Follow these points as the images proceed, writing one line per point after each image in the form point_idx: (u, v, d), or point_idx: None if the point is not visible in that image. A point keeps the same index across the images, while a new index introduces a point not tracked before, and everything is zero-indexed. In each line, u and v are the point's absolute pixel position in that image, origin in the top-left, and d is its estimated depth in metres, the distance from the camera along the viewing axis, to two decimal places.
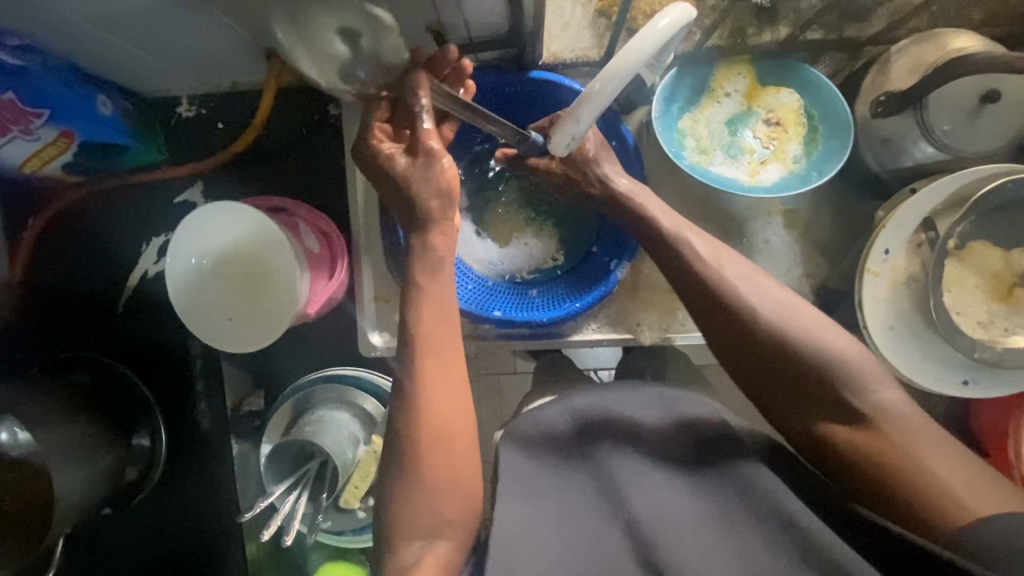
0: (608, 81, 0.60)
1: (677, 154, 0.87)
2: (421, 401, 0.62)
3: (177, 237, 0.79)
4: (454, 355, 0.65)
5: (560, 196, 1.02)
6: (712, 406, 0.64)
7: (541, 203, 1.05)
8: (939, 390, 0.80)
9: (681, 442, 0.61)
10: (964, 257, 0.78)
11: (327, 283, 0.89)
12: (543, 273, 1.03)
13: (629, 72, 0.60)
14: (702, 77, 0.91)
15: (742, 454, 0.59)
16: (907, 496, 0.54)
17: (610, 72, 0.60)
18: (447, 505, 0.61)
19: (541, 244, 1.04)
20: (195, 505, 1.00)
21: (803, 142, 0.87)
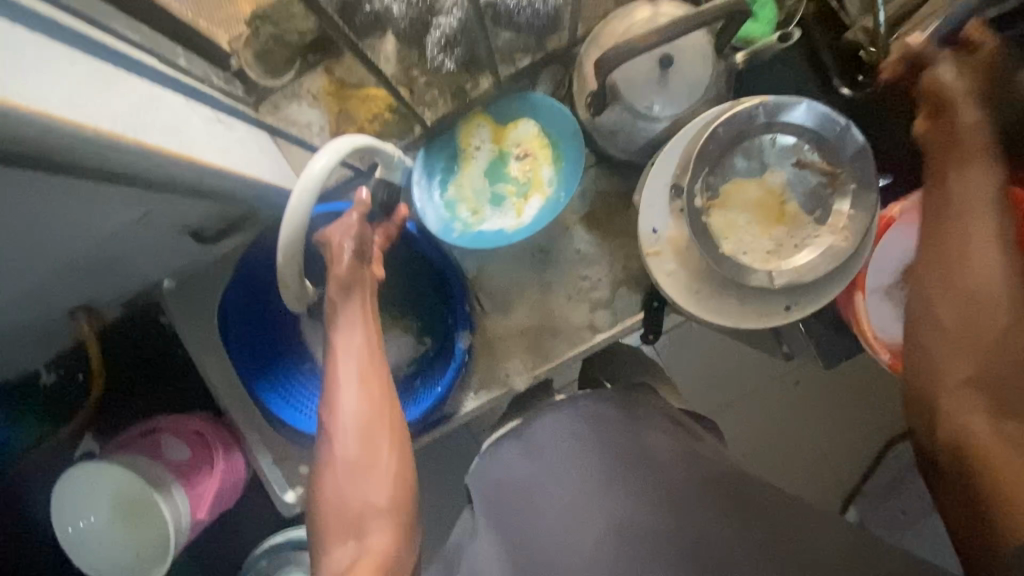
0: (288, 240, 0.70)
1: (452, 225, 0.92)
2: (339, 406, 0.80)
3: (55, 511, 0.86)
4: (372, 360, 0.83)
5: (400, 290, 1.08)
6: (602, 399, 0.83)
7: (386, 303, 1.09)
8: (768, 325, 0.82)
9: (592, 445, 0.78)
10: (724, 202, 0.81)
11: (211, 476, 0.95)
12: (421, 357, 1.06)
13: (301, 211, 0.69)
14: (449, 143, 0.96)
15: (638, 435, 0.78)
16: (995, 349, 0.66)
17: (288, 218, 0.69)
18: (372, 495, 0.75)
19: (406, 338, 1.08)
20: None
21: (553, 162, 0.91)
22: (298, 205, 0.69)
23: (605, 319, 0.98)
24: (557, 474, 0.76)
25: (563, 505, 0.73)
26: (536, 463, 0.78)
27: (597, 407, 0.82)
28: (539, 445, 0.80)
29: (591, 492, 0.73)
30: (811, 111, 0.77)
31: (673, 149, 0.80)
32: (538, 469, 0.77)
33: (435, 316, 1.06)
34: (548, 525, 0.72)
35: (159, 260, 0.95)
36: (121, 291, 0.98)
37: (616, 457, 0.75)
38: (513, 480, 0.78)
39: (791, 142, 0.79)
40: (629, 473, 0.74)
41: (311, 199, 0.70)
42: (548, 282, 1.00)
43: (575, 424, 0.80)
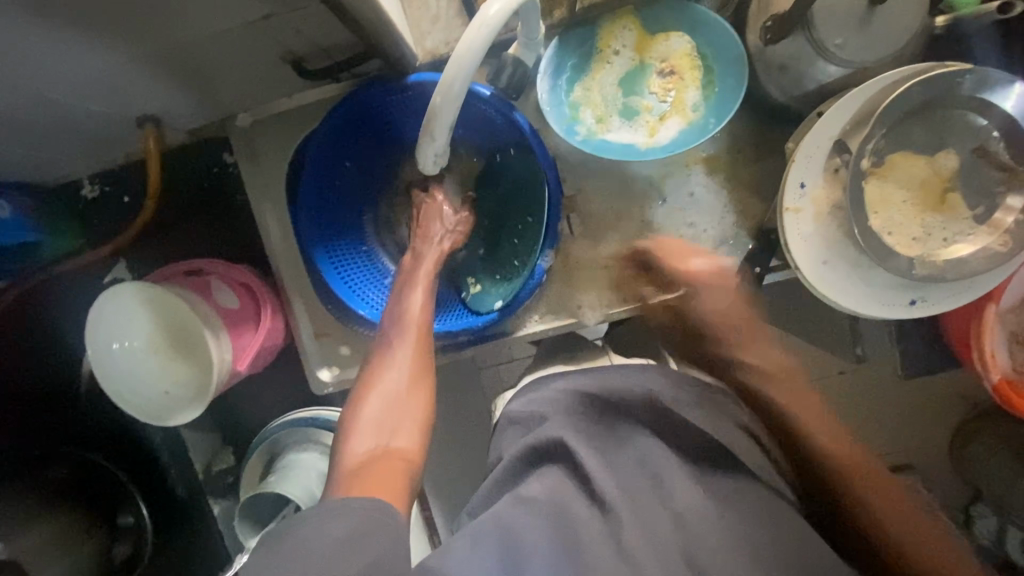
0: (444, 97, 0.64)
1: (574, 129, 0.83)
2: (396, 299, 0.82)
3: (93, 327, 0.80)
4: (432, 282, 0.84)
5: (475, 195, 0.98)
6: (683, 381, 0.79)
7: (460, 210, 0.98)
8: (884, 316, 0.77)
9: (679, 422, 0.72)
10: (886, 173, 0.73)
11: (255, 333, 0.89)
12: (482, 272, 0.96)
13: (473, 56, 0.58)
14: (587, 40, 0.85)
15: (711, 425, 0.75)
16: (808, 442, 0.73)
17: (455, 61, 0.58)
18: (394, 378, 0.72)
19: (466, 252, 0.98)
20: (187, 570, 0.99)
21: (701, 86, 0.82)
22: (471, 48, 0.58)
23: (698, 274, 0.92)
24: (630, 423, 0.72)
25: (626, 473, 0.66)
26: (605, 410, 0.75)
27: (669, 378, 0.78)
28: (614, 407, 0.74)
29: (662, 458, 0.67)
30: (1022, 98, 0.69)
31: (855, 98, 0.72)
32: (607, 414, 0.74)
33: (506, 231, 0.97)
34: (624, 466, 0.67)
35: (245, 86, 0.86)
36: (193, 113, 0.89)
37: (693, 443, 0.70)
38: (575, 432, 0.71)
39: (981, 124, 0.71)
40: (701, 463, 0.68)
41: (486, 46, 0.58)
42: (650, 219, 0.92)
43: (661, 386, 0.76)
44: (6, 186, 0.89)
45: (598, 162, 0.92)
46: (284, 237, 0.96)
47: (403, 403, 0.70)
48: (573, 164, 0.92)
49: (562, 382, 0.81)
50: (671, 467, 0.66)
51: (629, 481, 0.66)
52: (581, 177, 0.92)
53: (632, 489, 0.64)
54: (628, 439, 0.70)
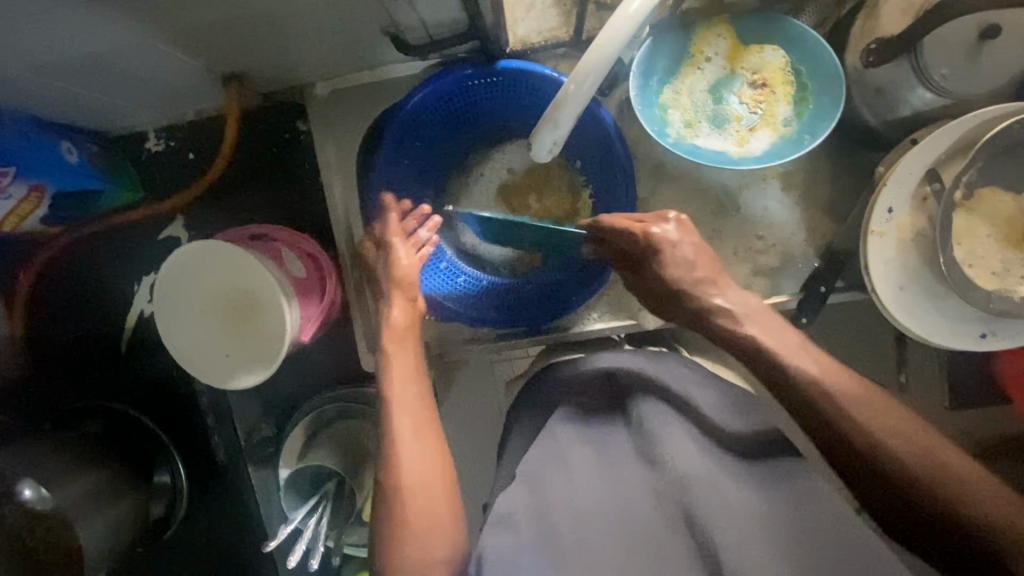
0: (577, 84, 0.63)
1: (663, 131, 0.83)
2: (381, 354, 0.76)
3: (163, 281, 0.79)
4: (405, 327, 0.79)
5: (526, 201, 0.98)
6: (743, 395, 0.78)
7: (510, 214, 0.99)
8: (953, 346, 0.78)
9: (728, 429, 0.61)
10: (973, 206, 0.74)
11: (319, 306, 0.88)
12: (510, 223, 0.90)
13: (615, 46, 0.59)
14: (681, 44, 0.86)
15: None
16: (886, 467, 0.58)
17: (596, 48, 0.60)
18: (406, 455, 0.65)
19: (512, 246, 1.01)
20: (218, 535, 0.99)
21: (792, 102, 0.82)
22: (616, 36, 0.59)
23: (762, 288, 0.92)
24: (664, 419, 0.60)
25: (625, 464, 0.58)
26: (636, 390, 0.64)
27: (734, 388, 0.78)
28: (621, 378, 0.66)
29: (677, 439, 0.58)
30: None
31: (954, 130, 0.72)
32: (634, 393, 0.64)
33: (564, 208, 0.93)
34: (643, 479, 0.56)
35: (336, 54, 0.85)
36: (277, 76, 0.88)
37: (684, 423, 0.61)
38: (564, 435, 0.62)
39: None
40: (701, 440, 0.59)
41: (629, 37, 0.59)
42: (721, 229, 0.92)
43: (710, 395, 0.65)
44: (75, 130, 0.88)
45: (676, 166, 0.92)
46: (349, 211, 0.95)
47: (432, 530, 0.61)
48: (650, 166, 0.93)
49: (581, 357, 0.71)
50: (713, 479, 0.54)
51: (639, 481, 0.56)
52: (656, 180, 0.92)
53: (653, 512, 0.54)
54: (661, 437, 0.58)
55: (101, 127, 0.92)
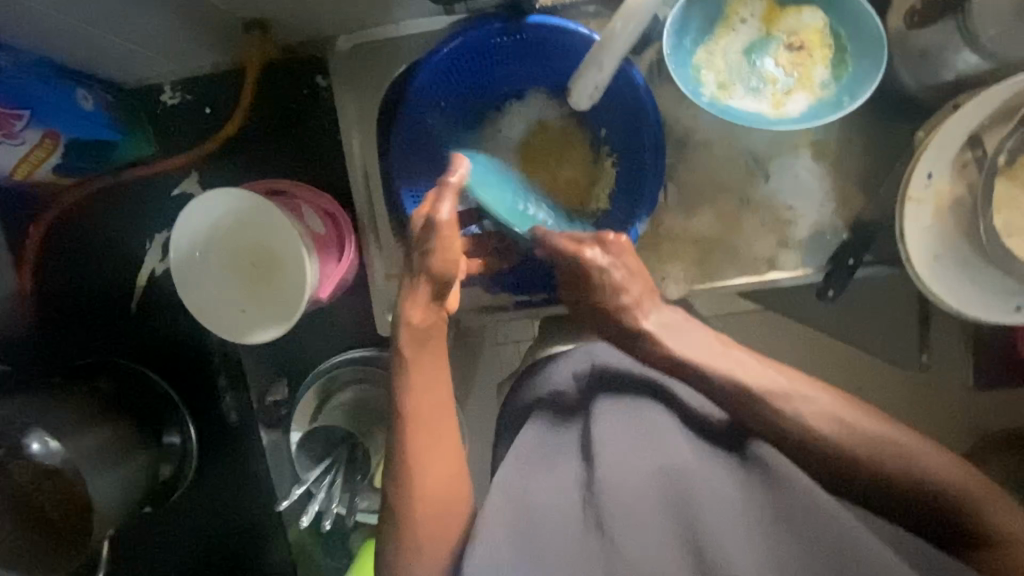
0: (624, 23, 0.70)
1: (695, 91, 0.81)
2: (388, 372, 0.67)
3: (176, 233, 0.76)
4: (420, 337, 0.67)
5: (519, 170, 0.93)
6: None
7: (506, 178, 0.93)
8: (987, 319, 0.76)
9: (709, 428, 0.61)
10: (1016, 174, 0.72)
11: (337, 264, 0.86)
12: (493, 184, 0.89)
13: None
14: (716, 4, 0.83)
15: None
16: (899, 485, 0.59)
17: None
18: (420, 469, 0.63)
19: None
20: (226, 500, 0.97)
21: (830, 65, 0.80)
22: None
23: (789, 260, 0.90)
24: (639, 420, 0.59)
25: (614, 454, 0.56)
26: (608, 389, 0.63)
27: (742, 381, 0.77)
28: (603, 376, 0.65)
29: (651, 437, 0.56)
30: None
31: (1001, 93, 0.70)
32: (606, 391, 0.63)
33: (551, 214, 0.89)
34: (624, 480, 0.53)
35: (361, 5, 0.82)
36: (300, 28, 0.85)
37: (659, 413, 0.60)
38: (537, 444, 0.61)
39: None
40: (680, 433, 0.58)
41: None
42: (748, 198, 0.90)
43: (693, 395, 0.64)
44: (91, 77, 0.85)
45: (706, 131, 0.90)
46: (369, 170, 0.92)
47: (440, 518, 0.62)
48: (678, 132, 0.90)
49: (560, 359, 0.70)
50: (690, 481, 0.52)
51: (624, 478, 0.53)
52: (684, 145, 0.90)
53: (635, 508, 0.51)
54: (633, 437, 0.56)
55: (115, 77, 0.89)
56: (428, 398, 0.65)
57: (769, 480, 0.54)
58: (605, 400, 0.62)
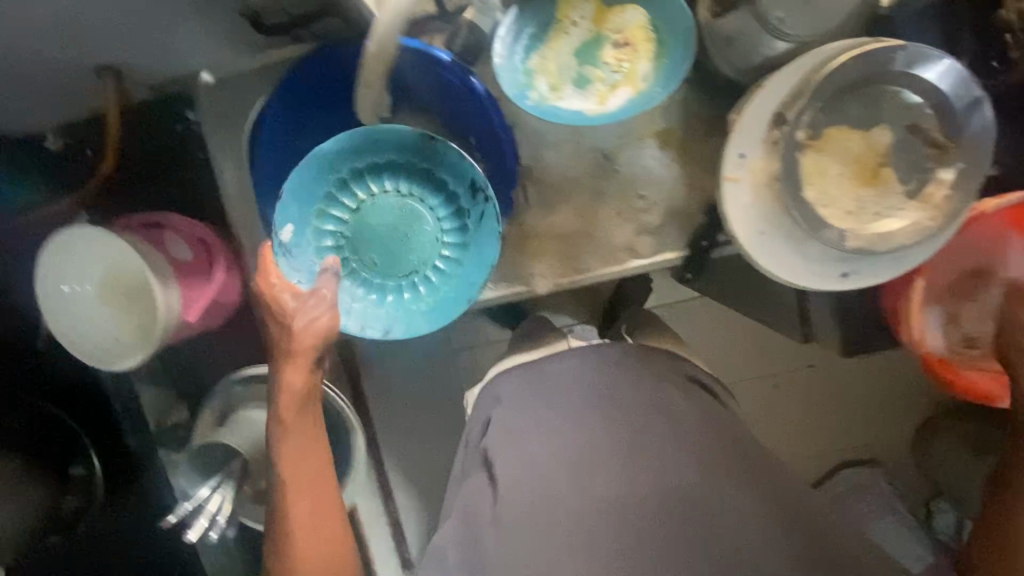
0: (377, 41, 0.75)
1: (526, 94, 0.85)
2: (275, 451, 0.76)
3: (44, 272, 0.82)
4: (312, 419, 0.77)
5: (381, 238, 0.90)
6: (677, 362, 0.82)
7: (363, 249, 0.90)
8: (818, 287, 0.79)
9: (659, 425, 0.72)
10: (822, 146, 0.75)
11: (207, 286, 0.91)
12: (331, 231, 0.89)
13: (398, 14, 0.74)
14: (546, 9, 0.87)
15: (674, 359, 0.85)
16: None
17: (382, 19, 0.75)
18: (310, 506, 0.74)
19: None
20: (139, 523, 1.02)
21: (652, 58, 0.84)
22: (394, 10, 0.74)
23: (648, 247, 0.93)
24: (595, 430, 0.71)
25: (549, 472, 0.69)
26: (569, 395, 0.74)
27: (682, 380, 0.79)
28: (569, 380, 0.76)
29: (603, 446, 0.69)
30: (950, 72, 0.71)
31: (794, 71, 0.74)
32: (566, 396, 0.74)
33: (385, 266, 0.89)
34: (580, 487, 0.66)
35: (207, 44, 0.87)
36: (156, 69, 0.90)
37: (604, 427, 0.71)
38: (510, 443, 0.72)
39: (915, 102, 0.72)
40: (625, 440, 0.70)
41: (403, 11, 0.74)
42: (603, 191, 0.94)
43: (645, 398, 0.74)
44: None
45: (556, 130, 0.94)
46: (241, 196, 0.97)
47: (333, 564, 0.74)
48: (530, 133, 0.94)
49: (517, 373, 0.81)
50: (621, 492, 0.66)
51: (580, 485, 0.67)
52: (537, 146, 0.94)
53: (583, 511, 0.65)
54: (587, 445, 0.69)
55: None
56: (311, 459, 0.76)
57: (696, 485, 0.66)
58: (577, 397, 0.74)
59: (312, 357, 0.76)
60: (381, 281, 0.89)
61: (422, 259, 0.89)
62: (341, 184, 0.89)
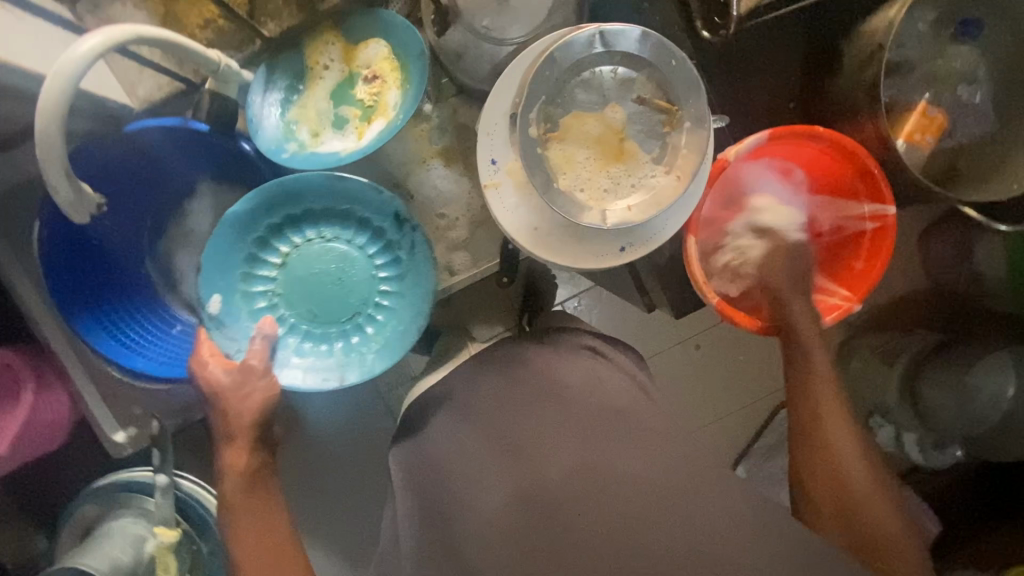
0: (48, 150, 0.62)
1: (286, 147, 0.85)
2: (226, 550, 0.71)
3: None
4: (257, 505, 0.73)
5: (310, 287, 0.88)
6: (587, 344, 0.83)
7: (295, 299, 0.88)
8: (603, 266, 0.81)
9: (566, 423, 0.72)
10: (563, 136, 0.78)
11: (14, 412, 0.90)
12: (262, 293, 0.88)
13: (69, 83, 0.61)
14: (296, 60, 0.88)
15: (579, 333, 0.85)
16: (819, 439, 0.71)
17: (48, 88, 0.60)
18: None
19: None
20: None
21: (400, 85, 0.86)
22: (59, 85, 0.60)
23: (461, 263, 0.93)
24: (492, 445, 0.73)
25: (449, 478, 0.73)
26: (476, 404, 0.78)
27: (589, 357, 0.81)
28: (467, 397, 0.80)
29: (491, 453, 0.72)
30: (644, 40, 0.74)
31: (514, 74, 0.76)
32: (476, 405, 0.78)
33: (324, 314, 0.88)
34: (468, 497, 0.70)
35: None
36: None
37: (507, 426, 0.74)
38: (419, 465, 0.78)
39: (629, 75, 0.77)
40: (492, 452, 0.73)
41: (74, 81, 0.61)
42: None
43: (551, 393, 0.76)
44: None
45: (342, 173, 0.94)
46: (38, 311, 0.93)
47: None
48: None
49: (436, 400, 0.83)
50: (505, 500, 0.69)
51: (478, 500, 0.70)
52: None
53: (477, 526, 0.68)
54: (483, 450, 0.73)
55: None
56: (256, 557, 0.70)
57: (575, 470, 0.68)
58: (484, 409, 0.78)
59: (251, 434, 0.76)
60: (324, 330, 0.88)
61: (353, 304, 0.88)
62: (261, 243, 0.88)
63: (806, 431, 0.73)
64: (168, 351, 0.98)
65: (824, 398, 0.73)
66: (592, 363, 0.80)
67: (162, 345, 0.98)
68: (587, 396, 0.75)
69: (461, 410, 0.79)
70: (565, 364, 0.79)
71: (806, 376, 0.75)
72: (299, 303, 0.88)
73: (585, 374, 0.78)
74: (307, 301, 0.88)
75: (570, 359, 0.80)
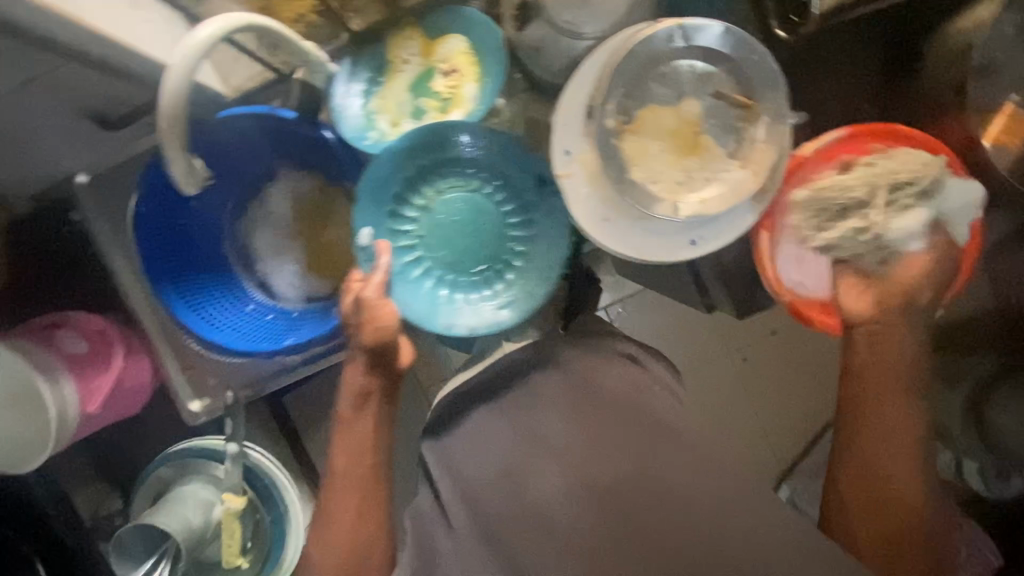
0: (170, 123, 0.68)
1: (368, 135, 0.91)
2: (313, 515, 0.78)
3: None
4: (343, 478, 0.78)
5: (450, 234, 0.91)
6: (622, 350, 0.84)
7: (435, 245, 0.91)
8: (672, 259, 0.81)
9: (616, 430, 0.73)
10: (638, 128, 0.79)
11: (104, 373, 0.96)
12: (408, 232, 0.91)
13: (184, 71, 0.67)
14: (377, 54, 0.93)
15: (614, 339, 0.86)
16: (869, 468, 0.73)
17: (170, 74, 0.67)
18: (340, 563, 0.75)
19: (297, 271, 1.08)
20: None
21: (478, 79, 0.89)
22: (178, 71, 0.67)
23: None
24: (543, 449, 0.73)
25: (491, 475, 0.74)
26: (527, 404, 0.78)
27: (630, 365, 0.81)
28: (516, 398, 0.79)
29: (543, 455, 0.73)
30: (725, 36, 0.76)
31: (592, 68, 0.79)
32: (526, 405, 0.78)
33: (462, 262, 0.91)
34: (514, 495, 0.72)
35: (69, 146, 0.94)
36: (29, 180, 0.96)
37: (555, 429, 0.75)
38: (457, 457, 0.78)
39: (707, 69, 0.77)
40: (541, 455, 0.73)
41: (191, 67, 0.68)
42: None
43: (597, 400, 0.77)
44: None
45: None
46: (130, 282, 1.00)
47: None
48: None
49: (475, 399, 0.82)
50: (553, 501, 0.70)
51: (527, 499, 0.71)
52: None
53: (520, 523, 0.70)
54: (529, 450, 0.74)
55: None
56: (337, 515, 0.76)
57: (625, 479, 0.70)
58: (533, 412, 0.77)
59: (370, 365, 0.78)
60: (462, 277, 0.91)
61: (493, 253, 0.91)
62: (411, 186, 0.91)
63: (857, 453, 0.74)
64: (244, 329, 1.03)
65: (890, 430, 0.73)
66: (630, 370, 0.80)
67: (237, 323, 1.04)
68: (637, 406, 0.76)
69: (505, 409, 0.79)
70: (609, 373, 0.80)
71: (866, 407, 0.74)
72: (441, 247, 0.91)
73: (630, 385, 0.78)
74: (449, 246, 0.91)
75: (616, 367, 0.81)
